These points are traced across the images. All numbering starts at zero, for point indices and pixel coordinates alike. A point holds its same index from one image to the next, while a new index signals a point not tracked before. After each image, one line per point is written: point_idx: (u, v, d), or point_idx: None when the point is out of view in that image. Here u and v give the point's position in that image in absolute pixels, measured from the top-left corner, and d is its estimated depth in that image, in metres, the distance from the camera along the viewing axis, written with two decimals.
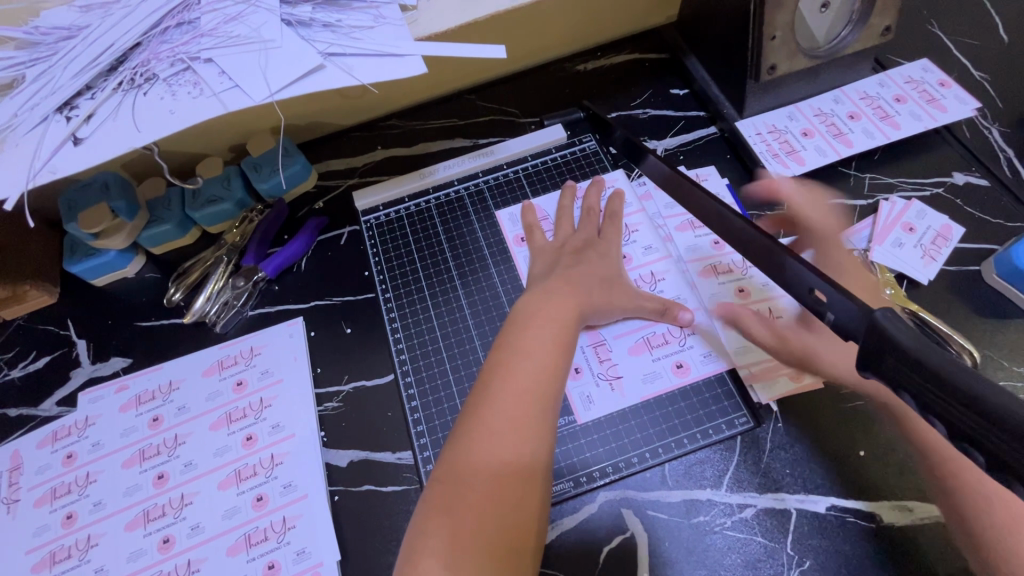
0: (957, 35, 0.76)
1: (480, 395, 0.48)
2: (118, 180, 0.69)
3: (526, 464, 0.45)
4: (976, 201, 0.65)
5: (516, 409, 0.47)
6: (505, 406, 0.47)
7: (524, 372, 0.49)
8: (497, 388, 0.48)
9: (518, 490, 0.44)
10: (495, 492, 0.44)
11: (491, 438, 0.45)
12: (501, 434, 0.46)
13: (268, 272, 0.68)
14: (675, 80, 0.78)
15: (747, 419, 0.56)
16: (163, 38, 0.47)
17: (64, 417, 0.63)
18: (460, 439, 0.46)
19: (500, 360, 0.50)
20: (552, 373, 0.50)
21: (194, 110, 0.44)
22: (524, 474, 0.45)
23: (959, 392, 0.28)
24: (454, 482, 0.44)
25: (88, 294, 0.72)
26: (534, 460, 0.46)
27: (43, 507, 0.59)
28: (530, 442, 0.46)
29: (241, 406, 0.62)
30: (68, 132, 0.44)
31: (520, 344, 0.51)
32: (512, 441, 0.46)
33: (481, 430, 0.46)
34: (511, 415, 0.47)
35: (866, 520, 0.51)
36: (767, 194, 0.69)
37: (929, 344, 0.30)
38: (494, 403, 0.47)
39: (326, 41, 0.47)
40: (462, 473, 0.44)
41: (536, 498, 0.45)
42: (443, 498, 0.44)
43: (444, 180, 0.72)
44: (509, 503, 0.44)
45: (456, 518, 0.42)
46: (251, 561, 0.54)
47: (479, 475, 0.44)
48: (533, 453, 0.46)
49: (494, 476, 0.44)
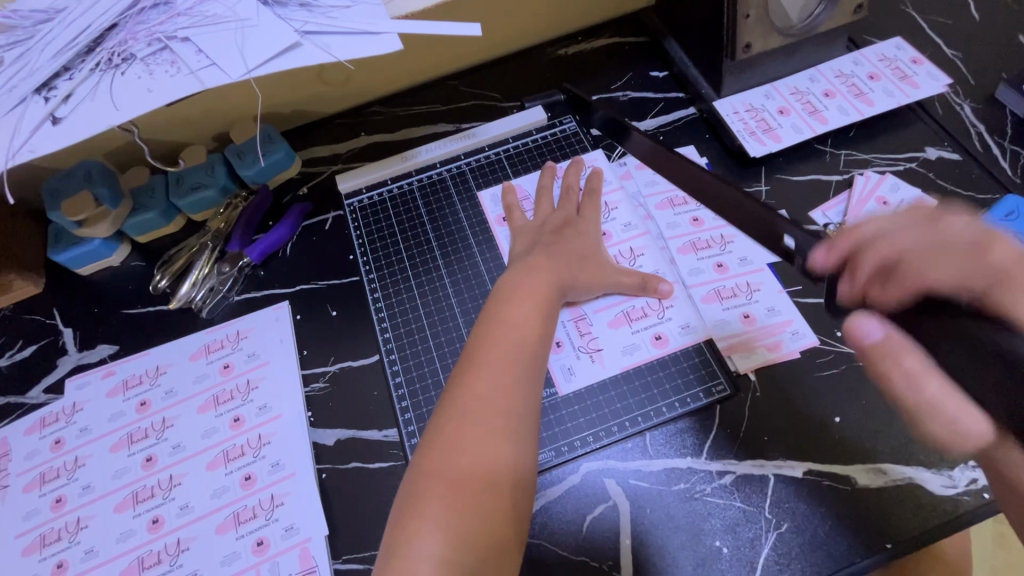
0: (931, 15, 0.78)
1: (464, 385, 0.48)
2: (102, 169, 0.69)
3: (516, 435, 0.46)
4: (948, 174, 0.67)
5: (500, 400, 0.47)
6: (493, 374, 0.48)
7: (510, 342, 0.50)
8: (481, 377, 0.48)
9: (504, 479, 0.44)
10: (482, 483, 0.44)
11: (476, 429, 0.45)
12: (485, 424, 0.45)
13: (253, 258, 0.69)
14: (654, 62, 0.79)
15: (724, 387, 0.57)
16: (140, 19, 0.47)
17: (52, 404, 0.64)
18: (446, 430, 0.46)
19: (482, 350, 0.50)
20: (533, 362, 0.50)
21: (172, 88, 0.44)
22: (509, 461, 0.45)
23: None
24: (446, 447, 0.45)
25: (73, 282, 0.72)
26: (520, 448, 0.46)
27: (32, 492, 0.59)
28: (515, 431, 0.46)
29: (228, 389, 0.62)
30: (46, 113, 0.44)
31: (502, 333, 0.51)
32: (500, 409, 0.46)
33: (469, 399, 0.47)
34: (499, 383, 0.48)
35: (841, 483, 0.52)
36: (744, 172, 0.70)
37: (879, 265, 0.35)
38: (480, 391, 0.47)
39: (302, 20, 0.47)
40: (447, 464, 0.44)
41: (522, 486, 0.45)
42: (429, 490, 0.43)
43: (427, 163, 0.73)
44: (499, 479, 0.44)
45: (446, 484, 0.43)
46: (240, 538, 0.55)
47: (465, 466, 0.44)
48: (518, 442, 0.46)
49: (483, 440, 0.45)
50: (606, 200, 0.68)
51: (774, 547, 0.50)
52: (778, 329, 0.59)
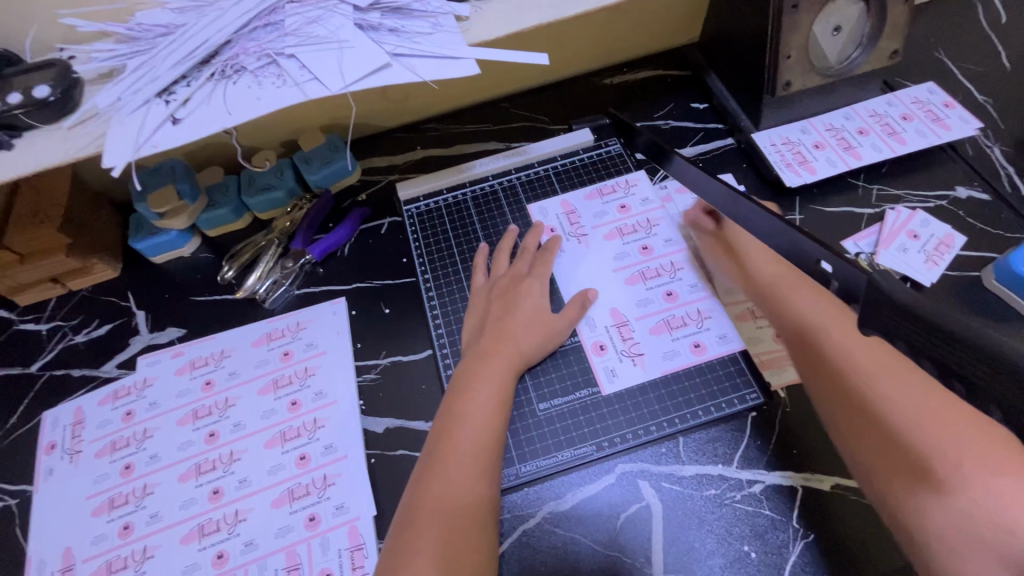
0: (963, 62, 0.82)
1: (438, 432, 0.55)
2: (184, 167, 0.76)
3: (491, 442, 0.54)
4: (977, 213, 0.70)
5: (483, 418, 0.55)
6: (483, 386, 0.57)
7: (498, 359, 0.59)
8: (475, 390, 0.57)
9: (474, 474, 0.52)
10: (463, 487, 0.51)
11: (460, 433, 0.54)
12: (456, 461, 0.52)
13: (315, 255, 0.74)
14: (695, 94, 0.84)
15: (758, 395, 0.60)
16: (251, 37, 0.53)
17: (124, 378, 0.69)
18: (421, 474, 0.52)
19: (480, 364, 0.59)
20: (504, 397, 0.57)
21: (279, 99, 0.50)
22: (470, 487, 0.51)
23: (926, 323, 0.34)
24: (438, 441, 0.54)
25: (147, 269, 0.78)
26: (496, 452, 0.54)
27: (103, 458, 0.64)
28: (484, 462, 0.53)
29: (287, 374, 0.67)
30: (167, 114, 0.50)
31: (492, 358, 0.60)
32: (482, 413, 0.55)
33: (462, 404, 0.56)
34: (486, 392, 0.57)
35: (869, 498, 0.54)
36: (779, 201, 0.74)
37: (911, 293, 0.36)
38: (470, 397, 0.56)
39: (393, 44, 0.53)
40: (434, 487, 0.51)
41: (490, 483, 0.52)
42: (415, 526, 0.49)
43: (480, 175, 0.78)
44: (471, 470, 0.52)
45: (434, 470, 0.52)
46: (293, 513, 0.58)
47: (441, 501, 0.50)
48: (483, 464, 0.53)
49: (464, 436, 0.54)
50: (628, 224, 0.72)
51: (802, 555, 0.53)
52: None
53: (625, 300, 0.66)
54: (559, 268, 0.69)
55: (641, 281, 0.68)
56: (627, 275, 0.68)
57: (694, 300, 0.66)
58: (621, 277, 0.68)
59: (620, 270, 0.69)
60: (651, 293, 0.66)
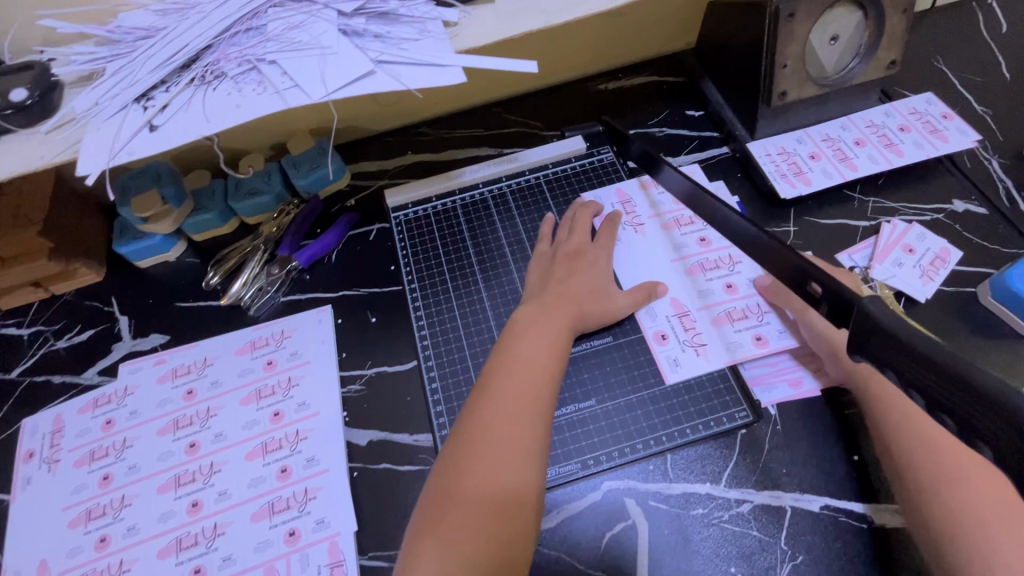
0: (962, 71, 0.81)
1: (476, 408, 0.51)
2: (169, 171, 0.75)
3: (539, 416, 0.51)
4: (974, 227, 0.69)
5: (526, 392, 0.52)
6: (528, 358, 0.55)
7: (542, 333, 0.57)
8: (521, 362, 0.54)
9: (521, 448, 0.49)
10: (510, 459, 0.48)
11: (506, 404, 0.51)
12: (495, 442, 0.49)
13: (301, 261, 0.73)
14: (690, 101, 0.83)
15: (747, 413, 0.59)
16: (232, 41, 0.52)
17: (104, 386, 0.68)
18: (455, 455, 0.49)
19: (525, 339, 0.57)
20: (549, 374, 0.54)
21: (258, 106, 0.48)
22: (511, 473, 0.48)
23: (918, 354, 0.32)
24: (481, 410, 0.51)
25: (131, 273, 0.77)
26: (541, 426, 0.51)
27: (81, 468, 0.63)
28: (523, 446, 0.49)
29: (270, 384, 0.66)
30: (143, 121, 0.49)
31: (536, 332, 0.58)
32: (528, 383, 0.53)
33: (506, 375, 0.53)
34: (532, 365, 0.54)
35: (858, 520, 0.53)
36: (773, 212, 0.73)
37: (903, 322, 0.34)
38: (516, 367, 0.54)
39: (377, 50, 0.51)
40: (477, 459, 0.48)
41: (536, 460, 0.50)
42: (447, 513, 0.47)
43: (470, 183, 0.77)
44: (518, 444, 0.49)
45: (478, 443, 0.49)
46: (273, 527, 0.57)
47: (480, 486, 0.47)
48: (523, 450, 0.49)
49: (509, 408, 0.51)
50: (683, 216, 0.72)
51: None
52: (801, 366, 0.61)
53: (685, 291, 0.67)
54: (621, 254, 0.70)
55: (701, 272, 0.68)
56: (687, 265, 0.68)
57: (754, 293, 0.65)
58: (682, 266, 0.68)
59: (678, 261, 0.69)
60: (711, 285, 0.67)
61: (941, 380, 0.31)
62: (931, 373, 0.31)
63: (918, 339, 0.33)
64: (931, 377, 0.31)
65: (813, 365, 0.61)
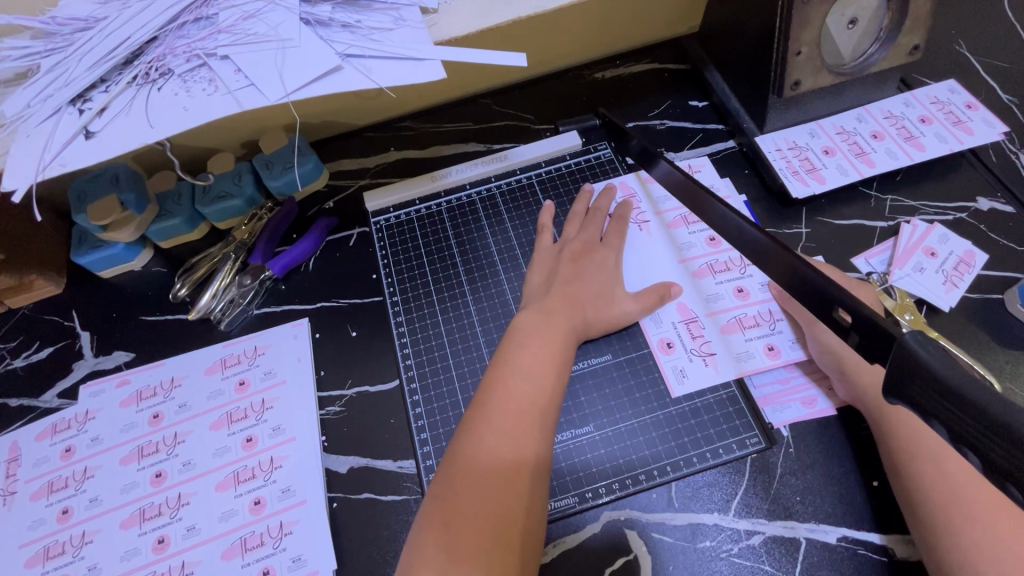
0: (986, 56, 0.75)
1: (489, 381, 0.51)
2: (129, 173, 0.69)
3: (549, 393, 0.50)
4: (1000, 227, 0.64)
5: (537, 368, 0.51)
6: (539, 336, 0.54)
7: (555, 316, 0.56)
8: (532, 339, 0.54)
9: (527, 420, 0.48)
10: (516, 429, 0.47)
11: (518, 377, 0.51)
12: (506, 428, 0.47)
13: (276, 271, 0.67)
14: (693, 91, 0.77)
15: (758, 439, 0.55)
16: (180, 33, 0.46)
17: (64, 410, 0.63)
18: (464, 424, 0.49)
19: (535, 320, 0.56)
20: (561, 355, 0.53)
21: (209, 108, 0.43)
22: (519, 470, 0.46)
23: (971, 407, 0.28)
24: (491, 381, 0.51)
25: (93, 284, 0.71)
26: (551, 405, 0.50)
27: (39, 501, 0.58)
28: (532, 419, 0.48)
29: (242, 407, 0.61)
30: (79, 126, 0.43)
31: (546, 313, 0.56)
32: (538, 360, 0.52)
33: (517, 350, 0.53)
34: (545, 344, 0.54)
35: (879, 553, 0.49)
36: (784, 212, 0.67)
37: (956, 366, 0.29)
38: (528, 344, 0.53)
39: (345, 42, 0.45)
40: (483, 426, 0.48)
41: (542, 436, 0.48)
42: (450, 503, 0.44)
43: (457, 183, 0.72)
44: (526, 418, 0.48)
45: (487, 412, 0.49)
46: (246, 566, 0.53)
47: (489, 462, 0.46)
48: (533, 443, 0.47)
49: (519, 380, 0.50)
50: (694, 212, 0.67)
51: None
52: (815, 383, 0.57)
53: (693, 295, 0.62)
54: (627, 254, 0.65)
55: (710, 274, 0.63)
56: (694, 267, 0.63)
57: (767, 299, 0.61)
58: (688, 269, 0.63)
59: (687, 263, 0.64)
60: (720, 289, 0.62)
61: (1000, 442, 0.26)
62: (987, 432, 0.27)
63: (972, 389, 0.28)
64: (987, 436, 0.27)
65: (828, 382, 0.56)
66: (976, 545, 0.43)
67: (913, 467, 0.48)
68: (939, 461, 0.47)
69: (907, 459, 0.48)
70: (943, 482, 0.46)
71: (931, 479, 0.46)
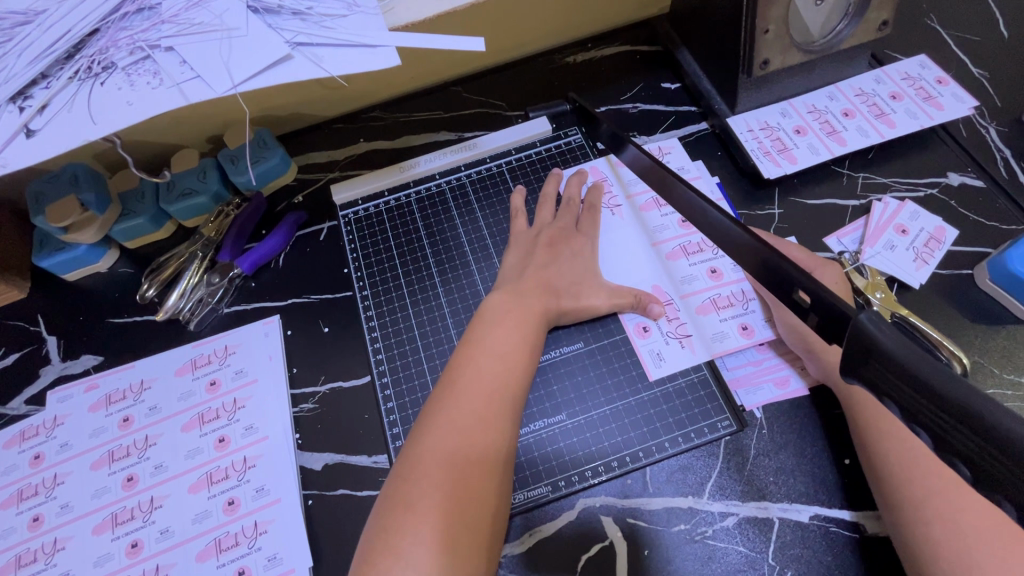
0: (957, 30, 0.74)
1: (454, 370, 0.50)
2: (89, 172, 0.67)
3: (515, 383, 0.50)
4: (970, 202, 0.64)
5: (504, 357, 0.51)
6: (507, 324, 0.53)
7: (522, 304, 0.55)
8: (499, 327, 0.53)
9: (493, 410, 0.47)
10: (482, 419, 0.47)
11: (484, 366, 0.50)
12: (471, 419, 0.46)
13: (244, 268, 0.66)
14: (665, 73, 0.76)
15: (730, 422, 0.55)
16: (123, 24, 0.44)
17: (32, 416, 0.62)
18: (428, 414, 0.47)
19: (502, 308, 0.55)
20: (528, 343, 0.53)
21: (154, 102, 0.41)
22: (485, 464, 0.45)
23: (923, 385, 0.28)
24: (456, 371, 0.50)
25: (58, 287, 0.70)
26: (517, 395, 0.49)
27: (9, 509, 0.57)
28: (498, 409, 0.48)
29: (214, 407, 0.60)
30: (20, 124, 0.42)
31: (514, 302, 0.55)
32: (504, 349, 0.51)
33: (484, 339, 0.52)
34: (512, 331, 0.53)
35: (849, 530, 0.50)
36: (757, 194, 0.67)
37: (912, 346, 0.29)
38: (495, 333, 0.52)
39: (295, 30, 0.44)
40: (448, 415, 0.46)
41: (507, 426, 0.47)
42: (408, 489, 0.43)
43: (426, 173, 0.71)
44: (492, 407, 0.47)
45: (452, 401, 0.47)
46: (221, 567, 0.53)
47: (452, 452, 0.44)
48: (500, 437, 0.46)
49: (484, 369, 0.49)
50: None
51: None
52: (789, 363, 0.57)
53: (667, 277, 0.62)
54: (601, 240, 0.64)
55: (683, 256, 0.62)
56: (666, 250, 0.63)
57: (740, 279, 0.60)
58: (660, 252, 0.63)
59: (661, 245, 0.63)
60: (693, 271, 0.61)
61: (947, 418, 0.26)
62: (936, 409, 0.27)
63: (925, 368, 0.28)
64: (940, 414, 0.27)
65: (800, 363, 0.56)
66: (939, 518, 0.43)
67: (879, 444, 0.48)
68: (906, 438, 0.47)
69: (874, 437, 0.48)
70: (907, 457, 0.46)
71: (897, 456, 0.47)
